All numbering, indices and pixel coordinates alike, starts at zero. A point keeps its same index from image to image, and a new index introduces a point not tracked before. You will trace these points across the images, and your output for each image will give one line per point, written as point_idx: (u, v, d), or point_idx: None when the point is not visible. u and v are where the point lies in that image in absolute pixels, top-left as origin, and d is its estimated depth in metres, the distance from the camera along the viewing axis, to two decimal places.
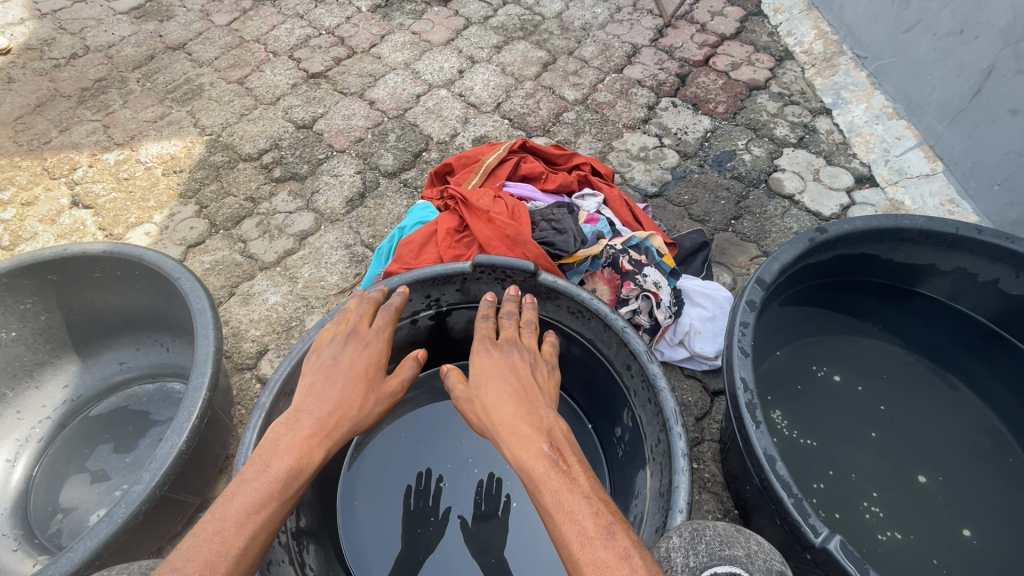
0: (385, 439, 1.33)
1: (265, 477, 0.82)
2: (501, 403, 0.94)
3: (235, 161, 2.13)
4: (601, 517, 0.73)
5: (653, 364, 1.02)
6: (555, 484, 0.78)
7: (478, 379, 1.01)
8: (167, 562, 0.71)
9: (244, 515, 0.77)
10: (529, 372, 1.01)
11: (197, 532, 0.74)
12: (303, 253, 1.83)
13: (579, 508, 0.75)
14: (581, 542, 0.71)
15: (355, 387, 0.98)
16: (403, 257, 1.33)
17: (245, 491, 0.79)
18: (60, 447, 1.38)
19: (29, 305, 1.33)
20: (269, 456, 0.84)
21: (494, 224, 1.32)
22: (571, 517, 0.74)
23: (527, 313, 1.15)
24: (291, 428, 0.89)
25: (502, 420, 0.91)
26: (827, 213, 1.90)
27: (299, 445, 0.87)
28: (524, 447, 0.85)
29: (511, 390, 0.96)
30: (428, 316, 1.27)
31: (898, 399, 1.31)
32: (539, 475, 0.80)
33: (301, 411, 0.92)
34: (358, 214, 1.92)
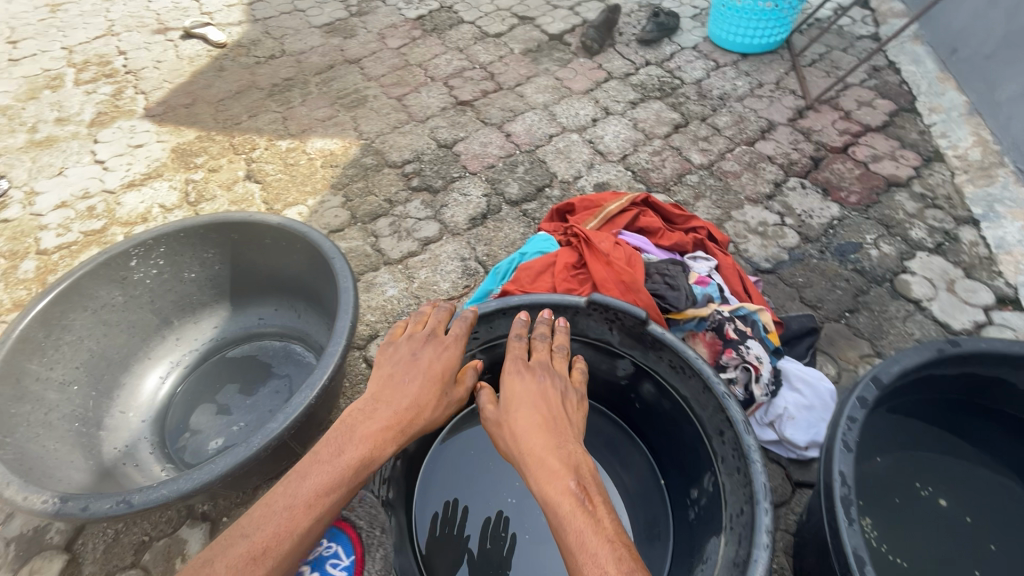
0: (465, 441, 1.42)
1: (337, 461, 0.96)
2: (532, 430, 1.02)
3: (382, 165, 2.39)
4: (620, 563, 0.81)
5: (749, 437, 1.02)
6: (580, 523, 0.86)
7: (510, 402, 1.08)
8: (241, 526, 0.87)
9: (314, 493, 0.92)
10: (561, 402, 1.09)
11: (269, 505, 0.89)
12: (423, 257, 2.02)
13: (599, 550, 0.82)
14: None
15: (430, 387, 1.10)
16: (520, 281, 1.45)
17: (315, 476, 0.94)
18: (200, 376, 1.62)
19: (210, 255, 1.58)
20: (345, 444, 0.99)
21: (612, 268, 1.39)
22: (589, 558, 0.82)
23: (559, 336, 1.22)
24: (367, 419, 1.03)
25: (531, 449, 0.99)
26: (957, 326, 1.78)
27: (373, 437, 1.01)
28: (550, 479, 0.93)
29: (543, 419, 1.04)
30: None
31: (1014, 544, 1.19)
32: (565, 511, 0.88)
33: (381, 402, 1.06)
34: (478, 232, 2.09)
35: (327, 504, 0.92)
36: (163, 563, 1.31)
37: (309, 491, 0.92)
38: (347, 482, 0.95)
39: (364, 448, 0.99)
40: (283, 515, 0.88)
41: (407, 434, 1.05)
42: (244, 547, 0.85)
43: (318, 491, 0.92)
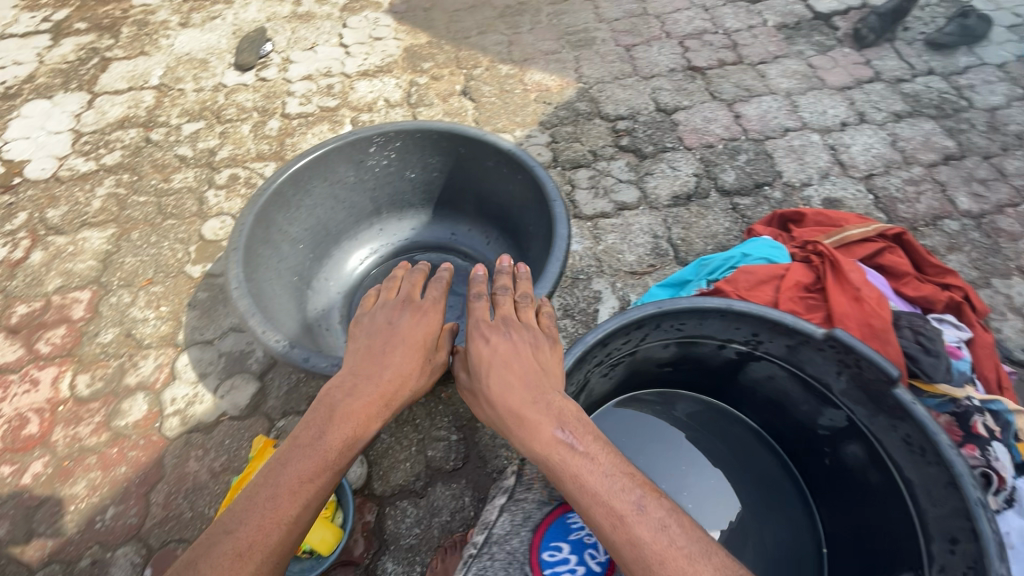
0: (626, 422, 1.33)
1: (308, 441, 0.82)
2: (513, 385, 0.86)
3: (594, 114, 2.29)
4: (653, 523, 0.69)
5: (1001, 565, 0.83)
6: (597, 469, 0.74)
7: (481, 364, 0.90)
8: (223, 522, 0.75)
9: (297, 478, 0.79)
10: (548, 361, 0.92)
11: (254, 497, 0.77)
12: (615, 221, 1.92)
13: (610, 493, 0.72)
14: (628, 545, 0.68)
15: (411, 355, 0.96)
16: (738, 283, 1.30)
17: (298, 466, 0.80)
18: (389, 269, 1.73)
19: (433, 161, 1.64)
20: (326, 425, 0.84)
21: (860, 306, 1.20)
22: (609, 514, 0.70)
23: (523, 284, 1.09)
24: (344, 394, 0.88)
25: (513, 407, 0.83)
26: None
27: (358, 414, 0.87)
28: (532, 425, 0.80)
29: (531, 372, 0.88)
30: (737, 350, 1.21)
31: None
32: (559, 465, 0.75)
33: (350, 374, 0.92)
34: (678, 212, 1.93)
35: (308, 493, 0.78)
36: None
37: (293, 480, 0.78)
38: (330, 471, 0.81)
39: (332, 424, 0.84)
40: (267, 509, 0.75)
41: (390, 406, 0.91)
42: (226, 549, 0.72)
43: (301, 472, 0.79)
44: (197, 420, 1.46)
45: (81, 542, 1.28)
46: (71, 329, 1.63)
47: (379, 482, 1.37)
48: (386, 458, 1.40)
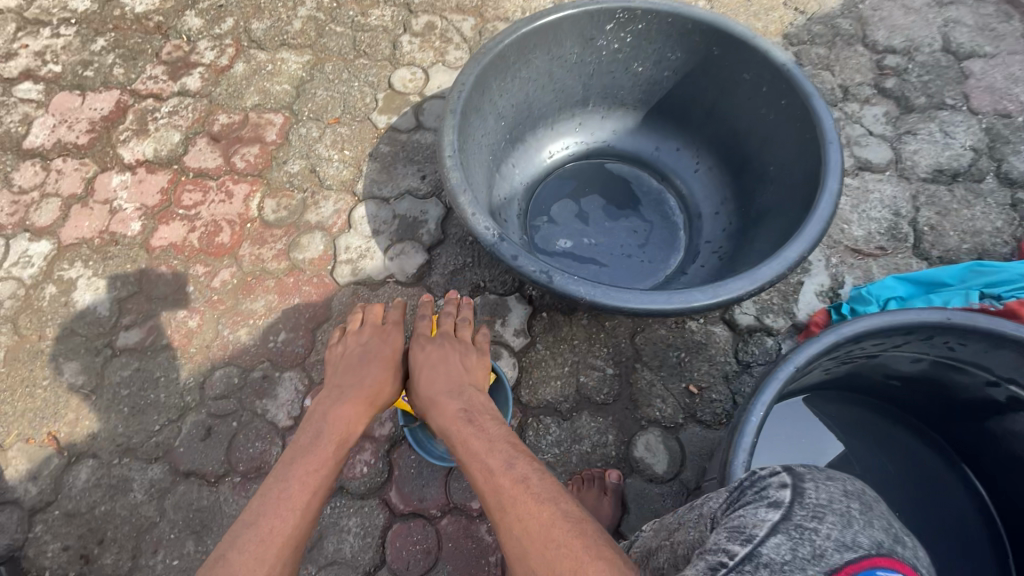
0: (815, 425, 1.16)
1: (317, 430, 0.99)
2: (438, 381, 1.07)
3: (859, 37, 1.81)
4: (528, 485, 0.84)
5: None
6: (477, 453, 0.92)
7: (421, 376, 1.09)
8: (249, 512, 0.84)
9: (302, 461, 0.93)
10: (461, 364, 1.10)
11: (267, 492, 0.88)
12: (849, 182, 1.58)
13: (498, 466, 0.88)
14: (508, 501, 0.82)
15: (382, 371, 1.11)
16: None
17: (303, 462, 0.92)
18: (576, 172, 1.56)
19: (672, 58, 1.37)
20: (320, 429, 0.99)
21: None
22: (493, 478, 0.87)
23: (465, 311, 1.23)
24: (320, 405, 1.05)
25: (462, 440, 0.96)
26: None
27: (346, 421, 1.02)
28: (449, 417, 1.00)
29: (450, 385, 1.06)
30: (1012, 394, 0.95)
31: None
32: (503, 492, 0.84)
33: (336, 393, 1.07)
34: (935, 191, 1.55)
35: (312, 472, 0.91)
36: (487, 314, 1.41)
37: (303, 470, 0.91)
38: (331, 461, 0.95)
39: (326, 418, 1.02)
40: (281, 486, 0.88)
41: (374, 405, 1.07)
42: (249, 535, 0.81)
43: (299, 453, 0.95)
44: (366, 274, 1.47)
45: (256, 354, 1.39)
46: (264, 151, 1.66)
47: (526, 391, 1.33)
48: (537, 369, 1.35)
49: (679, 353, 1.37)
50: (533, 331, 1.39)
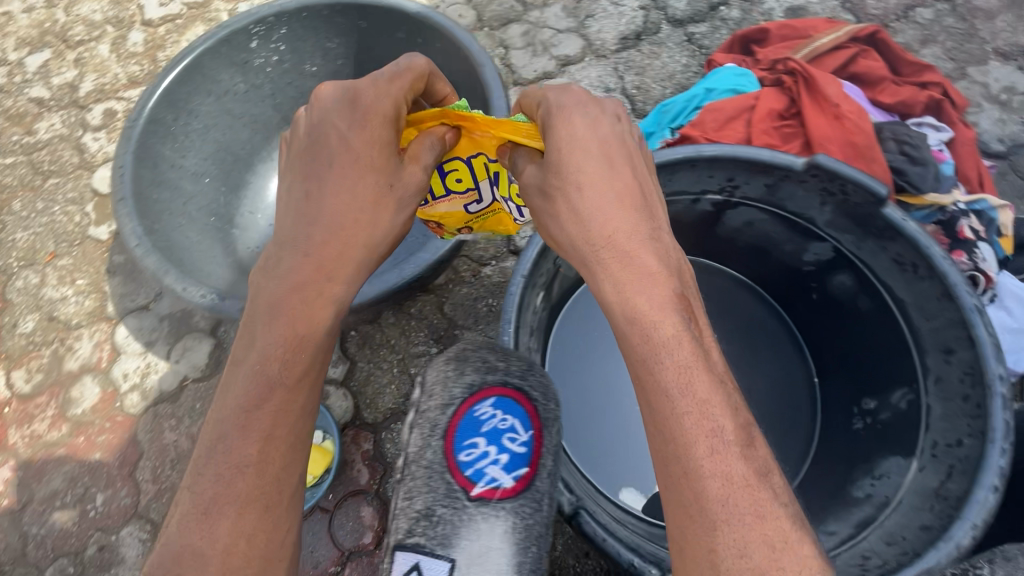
0: None
1: (244, 349, 0.68)
2: (582, 158, 0.69)
3: None
4: (718, 395, 0.57)
5: (998, 366, 0.82)
6: (648, 310, 0.61)
7: (581, 180, 0.69)
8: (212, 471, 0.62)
9: (227, 387, 0.66)
10: (612, 127, 0.72)
11: (214, 451, 0.62)
12: (560, 81, 1.69)
13: (684, 351, 0.58)
14: (673, 391, 0.57)
15: (347, 196, 0.73)
16: (704, 126, 1.16)
17: (238, 389, 0.65)
18: None
19: (334, 45, 1.37)
20: (267, 322, 0.68)
21: (840, 125, 1.07)
22: (685, 372, 0.57)
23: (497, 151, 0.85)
24: (277, 208, 0.75)
25: (641, 318, 0.61)
26: None
27: (281, 339, 0.67)
28: (637, 277, 0.63)
29: (616, 219, 0.67)
30: (713, 202, 1.10)
31: None
32: (692, 401, 0.56)
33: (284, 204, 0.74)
34: (628, 57, 1.70)
35: (273, 421, 0.64)
36: None
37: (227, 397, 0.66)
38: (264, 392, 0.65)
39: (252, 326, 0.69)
40: (236, 419, 0.63)
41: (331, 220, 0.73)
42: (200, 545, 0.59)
43: (229, 369, 0.67)
44: (159, 391, 1.36)
45: (81, 532, 1.25)
46: None
47: (368, 409, 1.33)
48: (370, 385, 1.35)
49: (487, 302, 1.42)
50: (350, 352, 1.38)
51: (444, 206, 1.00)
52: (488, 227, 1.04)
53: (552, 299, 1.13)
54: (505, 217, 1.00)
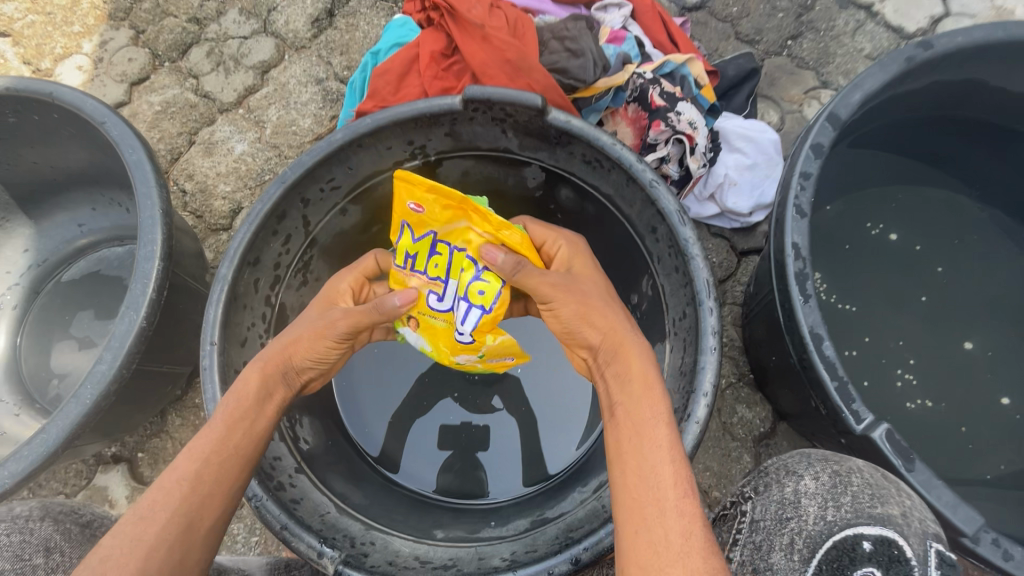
0: None
1: (213, 441, 0.67)
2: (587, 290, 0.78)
3: None
4: (682, 465, 0.62)
5: (686, 228, 0.82)
6: (649, 399, 0.67)
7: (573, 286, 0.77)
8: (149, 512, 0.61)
9: (192, 455, 0.65)
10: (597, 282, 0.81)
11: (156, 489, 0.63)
12: (267, 91, 1.53)
13: (658, 417, 0.66)
14: (658, 461, 0.62)
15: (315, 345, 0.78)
16: (379, 93, 1.09)
17: (195, 457, 0.65)
18: (38, 315, 1.31)
19: None
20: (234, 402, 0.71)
21: (492, 44, 1.04)
22: (654, 432, 0.64)
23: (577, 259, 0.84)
24: (270, 342, 0.79)
25: (635, 403, 0.67)
26: (912, 28, 1.46)
27: (234, 437, 0.68)
28: (636, 371, 0.70)
29: (596, 298, 0.77)
30: (414, 168, 1.02)
31: (962, 263, 1.12)
32: (649, 459, 0.62)
33: (261, 360, 0.75)
34: (328, 38, 1.56)
35: (214, 494, 0.64)
36: None
37: (186, 463, 0.65)
38: (222, 496, 0.65)
39: (225, 421, 0.69)
40: (195, 466, 0.65)
41: (287, 366, 0.77)
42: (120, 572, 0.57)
43: (197, 445, 0.66)
44: None
45: None
46: None
47: None
48: None
49: None
50: (145, 476, 1.21)
51: (404, 276, 0.88)
52: (427, 339, 0.90)
53: None
54: (444, 335, 0.88)
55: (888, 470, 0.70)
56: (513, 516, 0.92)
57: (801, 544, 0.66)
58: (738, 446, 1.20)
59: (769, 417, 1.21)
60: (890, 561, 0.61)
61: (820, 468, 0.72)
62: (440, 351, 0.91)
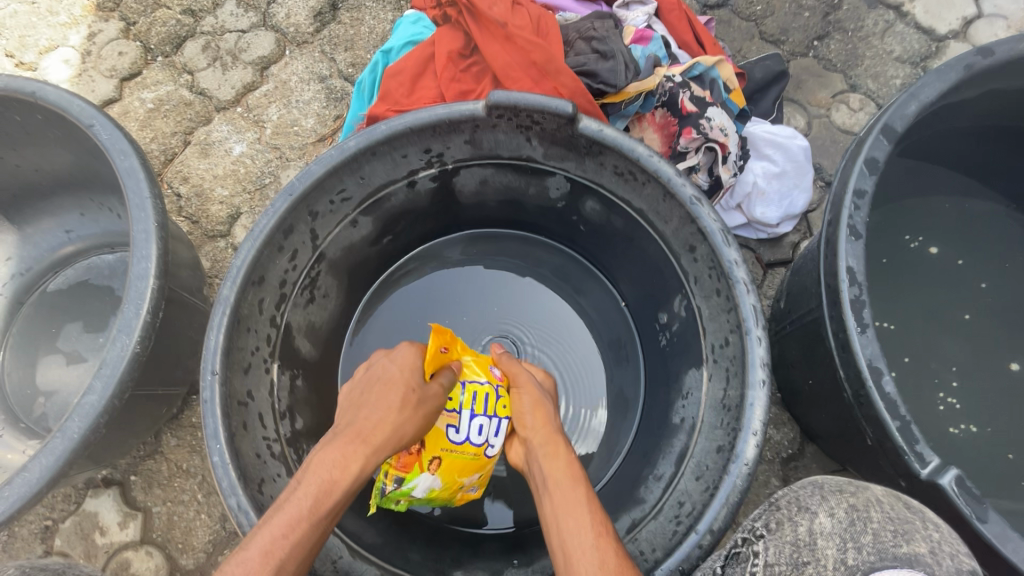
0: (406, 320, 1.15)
1: (294, 542, 0.58)
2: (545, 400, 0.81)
3: None
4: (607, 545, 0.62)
5: (731, 249, 0.76)
6: (567, 483, 0.69)
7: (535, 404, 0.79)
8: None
9: (265, 557, 0.56)
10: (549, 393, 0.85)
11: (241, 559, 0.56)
12: (266, 88, 1.44)
13: (581, 500, 0.67)
14: (585, 544, 0.62)
15: (399, 417, 0.69)
16: (392, 94, 1.01)
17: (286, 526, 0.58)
18: (24, 327, 1.23)
19: None
20: (326, 465, 0.63)
21: (514, 45, 0.97)
22: (580, 511, 0.65)
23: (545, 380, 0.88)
24: (360, 413, 0.68)
25: (562, 490, 0.68)
26: (944, 30, 1.39)
27: (324, 504, 0.61)
28: (564, 467, 0.71)
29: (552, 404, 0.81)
30: (430, 176, 0.95)
31: (1003, 279, 1.07)
32: (574, 537, 0.63)
33: (367, 441, 0.65)
34: (331, 33, 1.47)
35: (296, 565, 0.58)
36: (81, 541, 1.11)
37: (258, 567, 0.55)
38: None
39: (313, 515, 0.60)
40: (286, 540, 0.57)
41: (387, 454, 0.68)
42: None
43: (276, 543, 0.57)
44: None
45: None
46: None
47: (184, 555, 1.11)
48: (177, 526, 1.12)
49: None
50: (137, 501, 1.14)
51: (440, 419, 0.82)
52: (440, 477, 0.84)
53: (306, 356, 0.97)
54: (465, 461, 0.85)
55: (909, 501, 0.64)
56: (537, 552, 0.87)
57: None
58: (766, 470, 1.14)
59: (798, 439, 1.16)
60: None
61: (835, 502, 0.62)
62: (450, 485, 0.85)
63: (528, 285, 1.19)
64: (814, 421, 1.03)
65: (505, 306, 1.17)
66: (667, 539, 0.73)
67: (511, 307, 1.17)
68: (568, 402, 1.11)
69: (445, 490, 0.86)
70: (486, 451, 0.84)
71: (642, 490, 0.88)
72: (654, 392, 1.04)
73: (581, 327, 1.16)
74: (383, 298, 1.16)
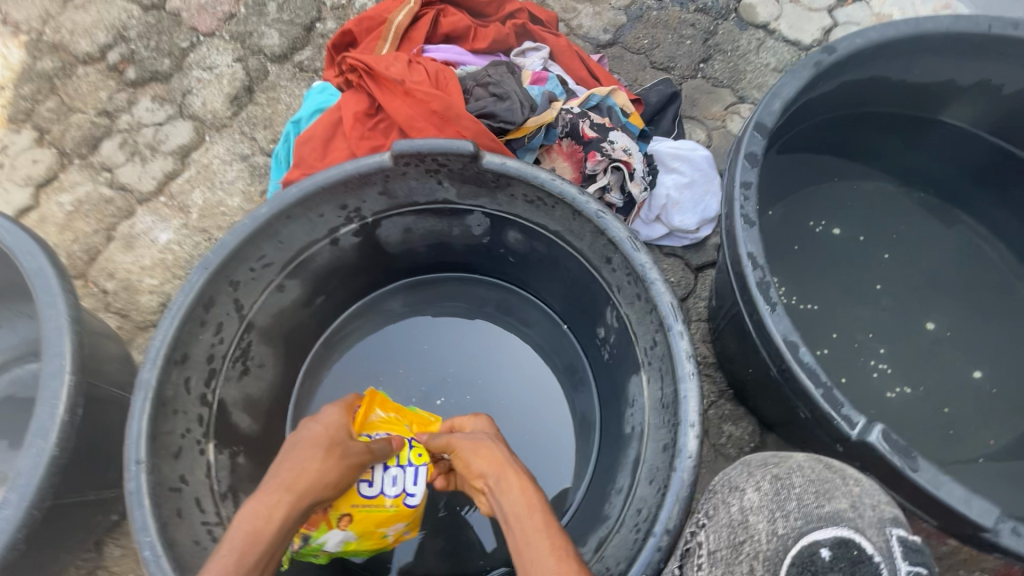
0: (351, 382, 1.13)
1: None
2: (488, 444, 0.76)
3: (70, 64, 1.56)
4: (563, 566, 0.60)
5: (640, 253, 0.80)
6: (522, 513, 0.66)
7: (476, 449, 0.76)
8: None
9: None
10: (494, 433, 0.81)
11: None
12: (189, 174, 1.45)
13: (532, 526, 0.64)
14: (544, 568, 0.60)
15: (327, 467, 0.69)
16: (306, 160, 1.05)
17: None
18: None
19: None
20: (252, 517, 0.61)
21: (415, 99, 1.03)
22: (538, 539, 0.63)
23: (482, 423, 0.84)
24: (284, 466, 0.68)
25: (516, 520, 0.65)
26: (808, 40, 1.55)
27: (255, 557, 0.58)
28: (516, 497, 0.68)
29: (493, 441, 0.77)
30: (352, 232, 0.97)
31: (904, 248, 1.15)
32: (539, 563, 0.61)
33: (291, 488, 0.65)
34: (249, 114, 1.51)
35: None
36: None
37: None
38: None
39: (241, 569, 0.57)
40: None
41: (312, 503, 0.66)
42: None
43: None
44: None
45: None
46: None
47: None
48: None
49: None
50: None
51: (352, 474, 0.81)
52: (354, 532, 0.81)
53: (246, 431, 0.93)
54: (384, 514, 0.83)
55: (829, 462, 0.66)
56: None
57: (762, 569, 0.56)
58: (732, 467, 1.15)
59: (756, 431, 1.18)
60: (852, 565, 0.54)
61: (762, 475, 0.63)
62: (368, 535, 0.84)
63: (472, 325, 1.20)
64: (761, 406, 1.05)
65: (453, 351, 1.17)
66: (628, 548, 0.72)
67: (458, 350, 1.17)
68: (528, 433, 1.11)
69: (366, 540, 0.85)
70: (406, 500, 0.84)
71: (606, 507, 0.86)
72: (607, 409, 1.05)
73: (531, 359, 1.17)
74: (327, 361, 1.14)
